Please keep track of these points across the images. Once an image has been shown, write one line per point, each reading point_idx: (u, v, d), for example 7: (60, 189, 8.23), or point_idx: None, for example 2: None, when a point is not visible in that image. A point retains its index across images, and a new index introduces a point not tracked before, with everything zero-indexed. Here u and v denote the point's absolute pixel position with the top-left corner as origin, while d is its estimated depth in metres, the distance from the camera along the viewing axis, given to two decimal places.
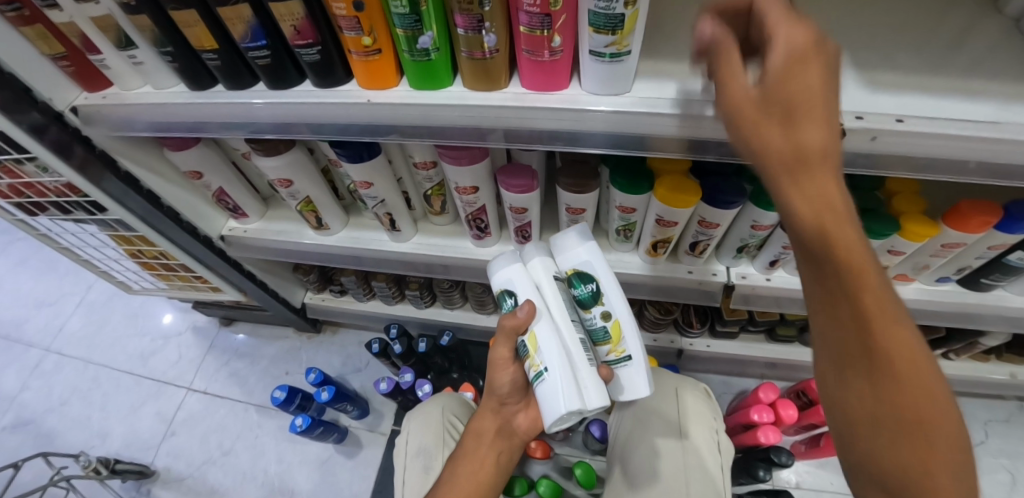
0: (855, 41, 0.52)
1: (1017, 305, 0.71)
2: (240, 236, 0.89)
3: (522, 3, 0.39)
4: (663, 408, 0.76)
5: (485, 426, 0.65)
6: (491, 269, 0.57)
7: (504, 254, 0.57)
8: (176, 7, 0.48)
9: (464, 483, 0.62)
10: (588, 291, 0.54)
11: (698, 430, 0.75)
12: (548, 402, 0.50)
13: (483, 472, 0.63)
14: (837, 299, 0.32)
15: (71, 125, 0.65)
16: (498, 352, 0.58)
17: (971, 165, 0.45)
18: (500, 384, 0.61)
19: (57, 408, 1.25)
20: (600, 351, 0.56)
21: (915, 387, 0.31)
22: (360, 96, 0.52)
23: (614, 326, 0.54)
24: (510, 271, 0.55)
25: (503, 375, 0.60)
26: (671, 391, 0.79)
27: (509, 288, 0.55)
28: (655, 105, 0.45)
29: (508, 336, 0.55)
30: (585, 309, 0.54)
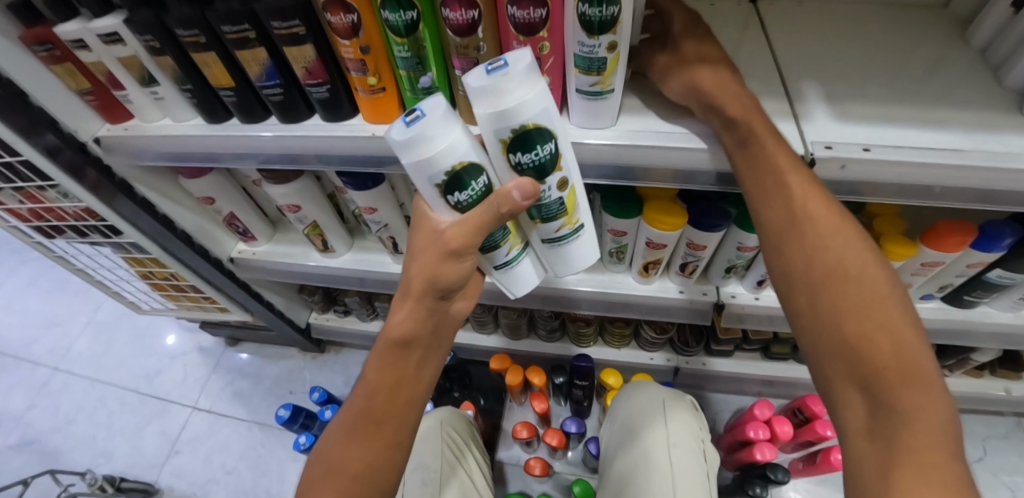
0: (827, 74, 0.55)
1: (1001, 320, 0.73)
2: (248, 258, 0.92)
3: (514, 47, 0.43)
4: (646, 415, 0.80)
5: (417, 330, 0.52)
6: (424, 147, 0.39)
7: (434, 117, 0.39)
8: (197, 50, 0.52)
9: (390, 394, 0.52)
10: (547, 153, 0.42)
11: (682, 435, 0.77)
12: (525, 269, 0.57)
13: (404, 383, 0.53)
14: (807, 246, 0.42)
15: (93, 154, 0.69)
16: (452, 235, 0.45)
17: (936, 190, 0.48)
18: (439, 277, 0.49)
19: (64, 426, 1.26)
20: (551, 226, 0.51)
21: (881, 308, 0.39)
22: (366, 129, 0.55)
23: (570, 197, 0.48)
24: (460, 143, 0.40)
25: (446, 269, 0.48)
26: (657, 399, 0.82)
27: (476, 160, 0.42)
28: (640, 137, 0.49)
29: (486, 215, 0.43)
30: (554, 171, 0.44)
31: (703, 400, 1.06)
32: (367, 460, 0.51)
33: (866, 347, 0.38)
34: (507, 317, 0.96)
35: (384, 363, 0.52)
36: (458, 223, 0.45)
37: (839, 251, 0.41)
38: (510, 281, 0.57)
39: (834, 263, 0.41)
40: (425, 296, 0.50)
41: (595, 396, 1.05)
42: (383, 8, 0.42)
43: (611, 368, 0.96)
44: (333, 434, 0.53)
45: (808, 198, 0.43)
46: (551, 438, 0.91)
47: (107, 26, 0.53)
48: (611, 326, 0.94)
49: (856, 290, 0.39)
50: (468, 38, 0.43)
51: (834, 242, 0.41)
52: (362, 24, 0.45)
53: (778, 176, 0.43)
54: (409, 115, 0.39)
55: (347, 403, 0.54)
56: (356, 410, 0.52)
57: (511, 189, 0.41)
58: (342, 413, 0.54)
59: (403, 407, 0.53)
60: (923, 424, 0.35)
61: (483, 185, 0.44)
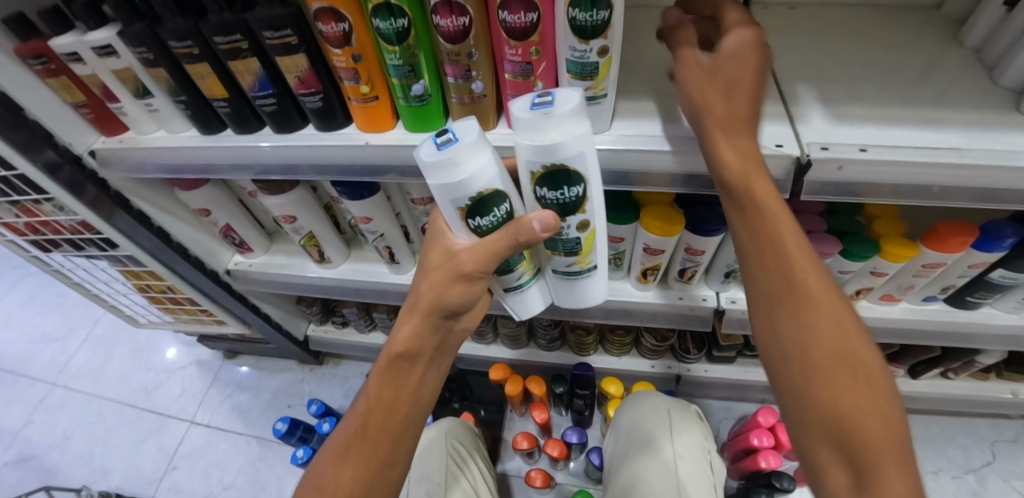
0: (821, 76, 0.55)
1: (1005, 322, 0.72)
2: (245, 270, 0.92)
3: (506, 53, 0.43)
4: (654, 424, 0.79)
5: (423, 347, 0.53)
6: (453, 172, 0.39)
7: (466, 143, 0.39)
8: (190, 61, 0.52)
9: (387, 408, 0.52)
10: (573, 194, 0.42)
11: (690, 446, 0.76)
12: (534, 297, 0.56)
13: (404, 403, 0.53)
14: (785, 289, 0.38)
15: (89, 168, 0.69)
16: (465, 256, 0.46)
17: (935, 190, 0.47)
18: (448, 298, 0.50)
19: (61, 442, 1.25)
20: (564, 261, 0.51)
21: (857, 360, 0.36)
22: (359, 138, 0.55)
23: (588, 237, 0.48)
24: (487, 169, 0.40)
25: (455, 289, 0.49)
26: (663, 409, 0.81)
27: (502, 190, 0.42)
28: (634, 142, 0.48)
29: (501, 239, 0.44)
30: (577, 212, 0.45)
31: (707, 408, 1.05)
32: (360, 476, 0.51)
33: (845, 405, 0.35)
34: (506, 326, 0.95)
35: (387, 379, 0.53)
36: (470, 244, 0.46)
37: (806, 278, 0.38)
38: (519, 306, 0.57)
39: (799, 293, 0.38)
40: (433, 314, 0.51)
41: (596, 405, 1.04)
42: (374, 16, 0.42)
43: (612, 377, 0.95)
44: (330, 447, 0.53)
45: (778, 219, 0.39)
46: (551, 448, 0.89)
47: (101, 39, 0.54)
48: (612, 335, 0.93)
49: (833, 340, 0.37)
50: (459, 45, 0.43)
51: (802, 268, 0.39)
52: (354, 32, 0.45)
53: (750, 191, 0.40)
54: (441, 137, 0.39)
55: (348, 416, 0.55)
56: (354, 424, 0.53)
57: (529, 218, 0.42)
58: (342, 425, 0.55)
59: (400, 425, 0.53)
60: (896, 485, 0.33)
61: (505, 213, 0.44)
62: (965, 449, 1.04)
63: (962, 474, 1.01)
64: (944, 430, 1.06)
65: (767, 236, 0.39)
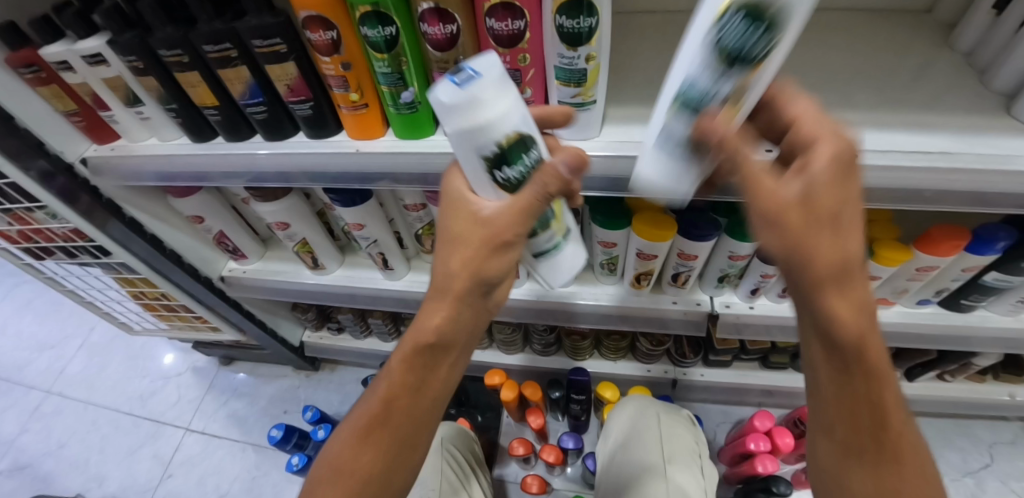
0: (812, 81, 0.55)
1: (1000, 325, 0.72)
2: (239, 277, 0.91)
3: (494, 60, 0.43)
4: (641, 429, 0.79)
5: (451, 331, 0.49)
6: (476, 113, 0.34)
7: (491, 79, 0.33)
8: (180, 69, 0.52)
9: (411, 393, 0.50)
10: (759, 44, 0.32)
11: (677, 450, 0.76)
12: (566, 260, 0.49)
13: (431, 388, 0.51)
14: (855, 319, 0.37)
15: (80, 176, 0.68)
16: (498, 219, 0.42)
17: (927, 194, 0.47)
18: (485, 273, 0.46)
19: (56, 450, 1.24)
20: (539, 237, 0.45)
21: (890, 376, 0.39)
22: (349, 145, 0.55)
23: (606, 180, 0.40)
24: (513, 109, 0.35)
25: (491, 262, 0.45)
26: (652, 413, 0.81)
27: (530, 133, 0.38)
28: (625, 148, 0.48)
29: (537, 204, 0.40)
30: (749, 70, 0.34)
31: (704, 413, 1.04)
32: (385, 460, 0.50)
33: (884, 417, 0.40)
34: (502, 331, 0.95)
35: (411, 364, 0.50)
36: (505, 210, 0.41)
37: (874, 374, 0.39)
38: (551, 272, 0.49)
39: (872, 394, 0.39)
40: (467, 293, 0.47)
41: (593, 410, 1.03)
42: (362, 25, 0.42)
43: (608, 382, 0.94)
44: (348, 431, 0.52)
45: (858, 317, 0.37)
46: (547, 454, 0.89)
47: (91, 47, 0.53)
48: (607, 339, 0.93)
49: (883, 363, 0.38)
50: (447, 52, 0.43)
51: (871, 365, 0.39)
52: (342, 40, 0.45)
53: (841, 293, 0.37)
54: (458, 74, 0.33)
55: (364, 398, 0.53)
56: (373, 410, 0.50)
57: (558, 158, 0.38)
58: (358, 408, 0.53)
59: (424, 407, 0.51)
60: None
61: (533, 159, 0.40)
62: (963, 451, 1.04)
63: (961, 477, 1.01)
64: (942, 433, 1.06)
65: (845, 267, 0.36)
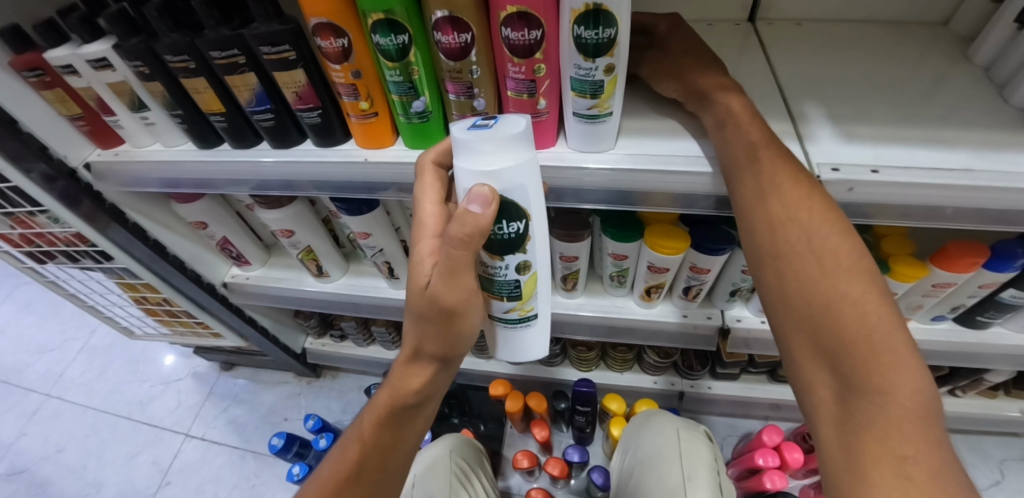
0: (829, 93, 0.54)
1: (1014, 341, 0.70)
2: (241, 283, 0.90)
3: (509, 70, 0.42)
4: (660, 447, 0.77)
5: (405, 390, 0.49)
6: (477, 157, 0.38)
7: (501, 134, 0.37)
8: (187, 75, 0.51)
9: (370, 450, 0.51)
10: None
11: (698, 468, 0.74)
12: (519, 340, 0.51)
13: (397, 444, 0.52)
14: (773, 218, 0.40)
15: (84, 181, 0.67)
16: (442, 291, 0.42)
17: (948, 211, 0.46)
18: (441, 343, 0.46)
19: (54, 454, 1.23)
20: (501, 306, 0.48)
21: (844, 279, 0.36)
22: (358, 155, 0.54)
23: (528, 281, 0.46)
24: (513, 172, 0.38)
25: (443, 331, 0.45)
26: (671, 430, 0.79)
27: (519, 205, 0.40)
28: (641, 161, 0.47)
29: (469, 262, 0.41)
30: None
31: (710, 425, 1.03)
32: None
33: (831, 323, 0.36)
34: None
35: (379, 424, 0.51)
36: (447, 281, 0.42)
37: (806, 223, 0.38)
38: (507, 345, 0.52)
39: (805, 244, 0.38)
40: (427, 359, 0.48)
41: (598, 421, 1.02)
42: (374, 32, 0.41)
43: (614, 393, 0.93)
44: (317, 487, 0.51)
45: (772, 175, 0.40)
46: (552, 467, 0.88)
47: (97, 52, 0.53)
48: (614, 351, 0.91)
49: (820, 262, 0.37)
50: (460, 62, 0.42)
51: (798, 211, 0.39)
52: (353, 48, 0.44)
53: (749, 150, 0.41)
54: (481, 122, 0.38)
55: (336, 453, 0.53)
56: (344, 469, 0.51)
57: (475, 205, 0.38)
58: (330, 463, 0.53)
59: (392, 465, 0.52)
60: (892, 411, 0.32)
61: (516, 232, 0.42)
62: (974, 468, 1.02)
63: None
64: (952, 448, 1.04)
65: (755, 174, 0.40)
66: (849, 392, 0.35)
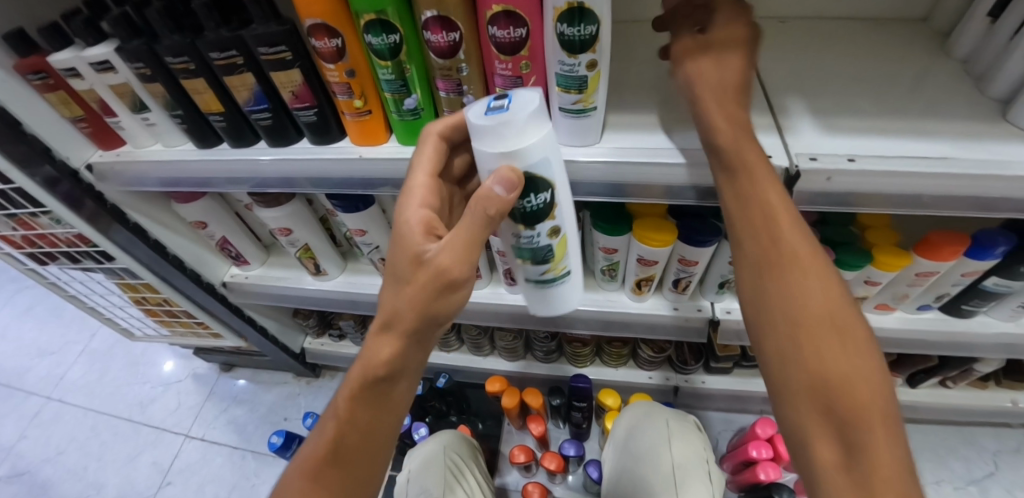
0: (810, 88, 0.56)
1: (999, 330, 0.72)
2: (241, 283, 0.91)
3: (496, 67, 0.43)
4: (651, 435, 0.78)
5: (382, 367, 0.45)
6: (501, 142, 0.37)
7: (521, 115, 0.36)
8: (186, 76, 0.53)
9: (346, 432, 0.47)
10: None
11: (688, 456, 0.75)
12: (553, 296, 0.52)
13: (378, 428, 0.48)
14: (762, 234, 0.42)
15: (86, 181, 0.69)
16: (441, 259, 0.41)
17: (925, 199, 0.48)
18: (429, 314, 0.43)
19: (55, 456, 1.24)
20: (534, 268, 0.48)
21: (830, 297, 0.39)
22: (353, 151, 0.56)
23: (558, 243, 0.46)
24: (537, 150, 0.38)
25: (430, 298, 0.42)
26: (662, 420, 0.80)
27: (544, 177, 0.40)
28: (624, 153, 0.48)
29: (478, 230, 0.40)
30: None
31: (705, 420, 1.04)
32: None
33: (820, 336, 0.38)
34: (503, 338, 0.95)
35: (356, 402, 0.47)
36: (452, 248, 0.41)
37: (792, 243, 0.41)
38: (540, 302, 0.53)
39: (790, 263, 0.40)
40: (404, 334, 0.44)
41: (594, 417, 1.03)
42: (366, 33, 0.43)
43: (610, 389, 0.93)
44: (297, 471, 0.49)
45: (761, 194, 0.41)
46: (548, 461, 0.88)
47: (98, 55, 0.54)
48: (608, 346, 0.92)
49: (808, 279, 0.40)
50: (449, 60, 0.43)
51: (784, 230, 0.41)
52: (347, 48, 0.46)
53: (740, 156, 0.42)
54: (496, 104, 0.37)
55: (313, 433, 0.50)
56: (322, 450, 0.48)
57: (495, 187, 0.38)
58: (308, 444, 0.50)
59: (375, 446, 0.49)
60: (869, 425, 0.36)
61: (542, 202, 0.42)
62: (967, 460, 1.03)
63: (965, 485, 1.00)
64: (945, 441, 1.06)
65: (738, 194, 0.42)
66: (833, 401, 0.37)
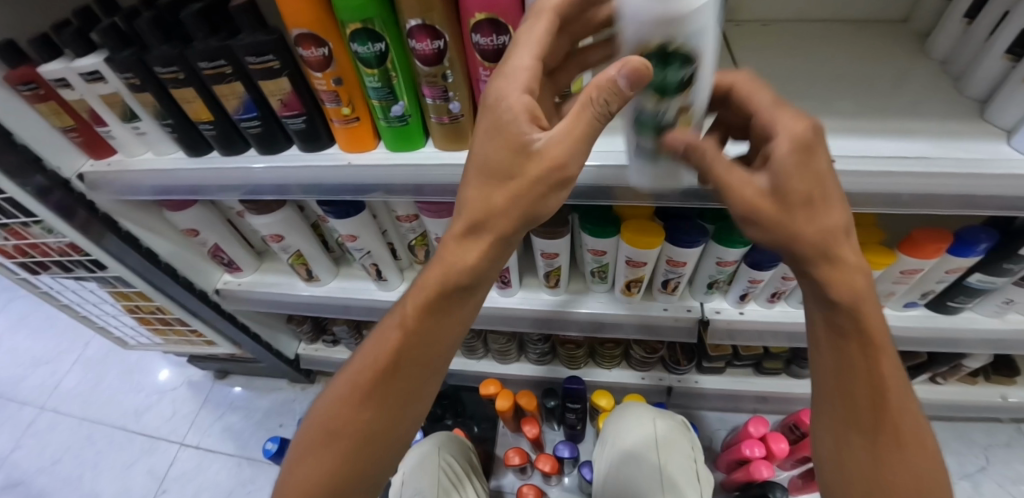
0: (791, 90, 0.57)
1: (985, 325, 0.73)
2: (234, 289, 0.92)
3: (481, 73, 0.44)
4: (635, 431, 0.80)
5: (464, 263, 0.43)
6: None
7: None
8: (176, 86, 0.53)
9: (410, 339, 0.45)
10: None
11: (671, 452, 0.78)
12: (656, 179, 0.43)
13: (442, 338, 0.46)
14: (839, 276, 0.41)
15: (77, 191, 0.69)
16: (551, 150, 0.36)
17: (904, 198, 0.48)
18: (525, 210, 0.39)
19: (50, 466, 1.23)
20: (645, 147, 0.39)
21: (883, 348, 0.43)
22: (342, 158, 0.56)
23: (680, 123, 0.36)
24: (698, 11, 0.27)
25: (529, 194, 0.38)
26: (648, 418, 0.81)
27: (694, 52, 0.29)
28: (608, 157, 0.49)
29: (592, 125, 0.35)
30: None
31: (699, 420, 1.05)
32: (383, 409, 0.47)
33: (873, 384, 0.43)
34: (496, 341, 0.95)
35: (423, 308, 0.44)
36: (564, 138, 0.35)
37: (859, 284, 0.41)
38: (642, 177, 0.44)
39: (857, 322, 0.42)
40: (494, 234, 0.41)
41: (589, 419, 1.03)
42: (352, 41, 0.43)
43: (603, 390, 0.94)
44: (352, 374, 0.47)
45: (821, 223, 0.38)
46: (543, 464, 0.88)
47: (88, 65, 0.55)
48: (601, 348, 0.93)
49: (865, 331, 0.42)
50: (435, 67, 0.44)
51: (853, 283, 0.41)
52: (334, 56, 0.46)
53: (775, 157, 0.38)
54: None
55: (371, 341, 0.47)
56: (382, 358, 0.46)
57: (621, 74, 0.30)
58: (361, 354, 0.48)
59: (433, 359, 0.47)
60: (891, 450, 0.45)
61: (683, 79, 0.31)
62: (959, 455, 1.04)
63: (957, 480, 1.01)
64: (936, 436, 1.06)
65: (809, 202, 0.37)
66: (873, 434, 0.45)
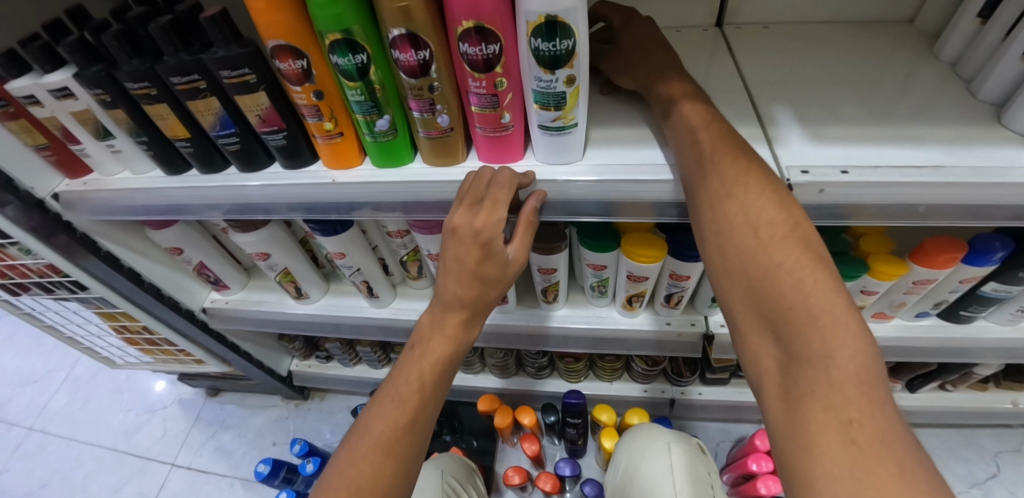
0: (797, 96, 0.54)
1: (998, 334, 0.70)
2: (222, 308, 0.89)
3: (470, 85, 0.41)
4: (649, 461, 0.76)
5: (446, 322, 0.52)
6: None
7: None
8: (149, 102, 0.50)
9: (407, 400, 0.49)
10: None
11: (687, 482, 0.73)
12: None
13: (431, 397, 0.51)
14: (714, 187, 0.40)
15: (53, 211, 0.66)
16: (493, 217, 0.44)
17: (921, 209, 0.45)
18: (485, 279, 0.49)
19: (37, 490, 1.20)
20: None
21: (780, 250, 0.36)
22: (326, 176, 0.53)
23: None
24: None
25: (486, 264, 0.48)
26: (660, 443, 0.78)
27: None
28: (607, 172, 0.46)
29: (530, 224, 0.47)
30: None
31: (702, 431, 1.02)
32: (403, 470, 0.48)
33: (772, 295, 0.35)
34: (493, 356, 0.93)
35: (434, 371, 0.51)
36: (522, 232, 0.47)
37: (743, 198, 0.38)
38: None
39: (733, 222, 0.38)
40: (461, 303, 0.51)
41: (590, 432, 1.01)
42: (332, 53, 0.40)
43: (605, 404, 0.92)
44: (370, 442, 0.47)
45: (717, 153, 0.41)
46: (545, 483, 0.86)
47: (57, 81, 0.52)
48: (601, 361, 0.90)
49: (754, 231, 0.37)
50: (420, 80, 0.41)
51: (739, 187, 0.39)
52: (313, 69, 0.43)
53: (692, 131, 0.43)
54: None
55: (383, 403, 0.49)
56: (387, 427, 0.48)
57: (535, 194, 0.47)
58: (372, 420, 0.49)
59: (439, 406, 0.52)
60: (836, 382, 0.31)
61: None
62: (969, 462, 1.01)
63: (967, 488, 0.98)
64: (944, 442, 1.04)
65: (694, 145, 0.43)
66: (793, 368, 0.33)
